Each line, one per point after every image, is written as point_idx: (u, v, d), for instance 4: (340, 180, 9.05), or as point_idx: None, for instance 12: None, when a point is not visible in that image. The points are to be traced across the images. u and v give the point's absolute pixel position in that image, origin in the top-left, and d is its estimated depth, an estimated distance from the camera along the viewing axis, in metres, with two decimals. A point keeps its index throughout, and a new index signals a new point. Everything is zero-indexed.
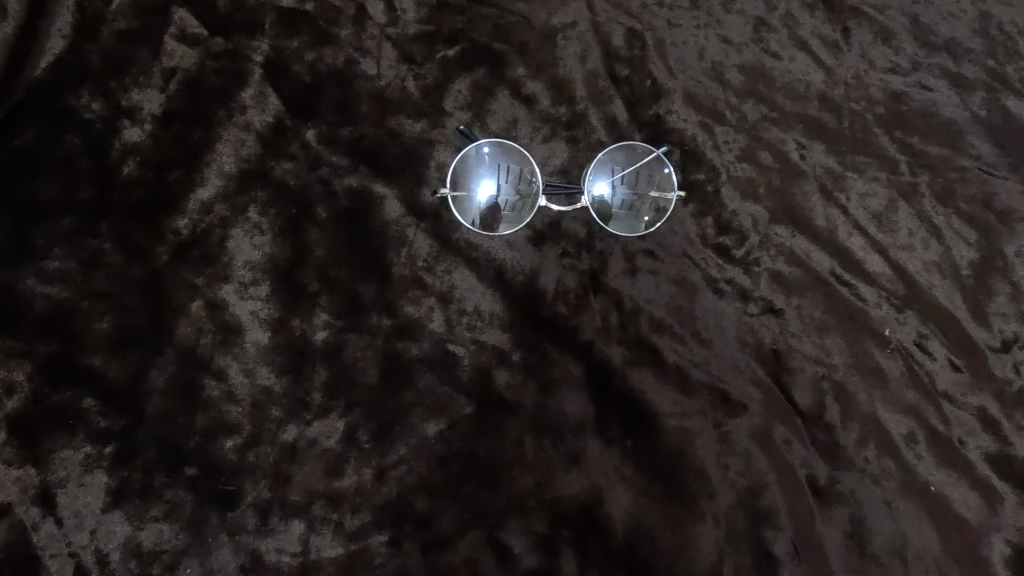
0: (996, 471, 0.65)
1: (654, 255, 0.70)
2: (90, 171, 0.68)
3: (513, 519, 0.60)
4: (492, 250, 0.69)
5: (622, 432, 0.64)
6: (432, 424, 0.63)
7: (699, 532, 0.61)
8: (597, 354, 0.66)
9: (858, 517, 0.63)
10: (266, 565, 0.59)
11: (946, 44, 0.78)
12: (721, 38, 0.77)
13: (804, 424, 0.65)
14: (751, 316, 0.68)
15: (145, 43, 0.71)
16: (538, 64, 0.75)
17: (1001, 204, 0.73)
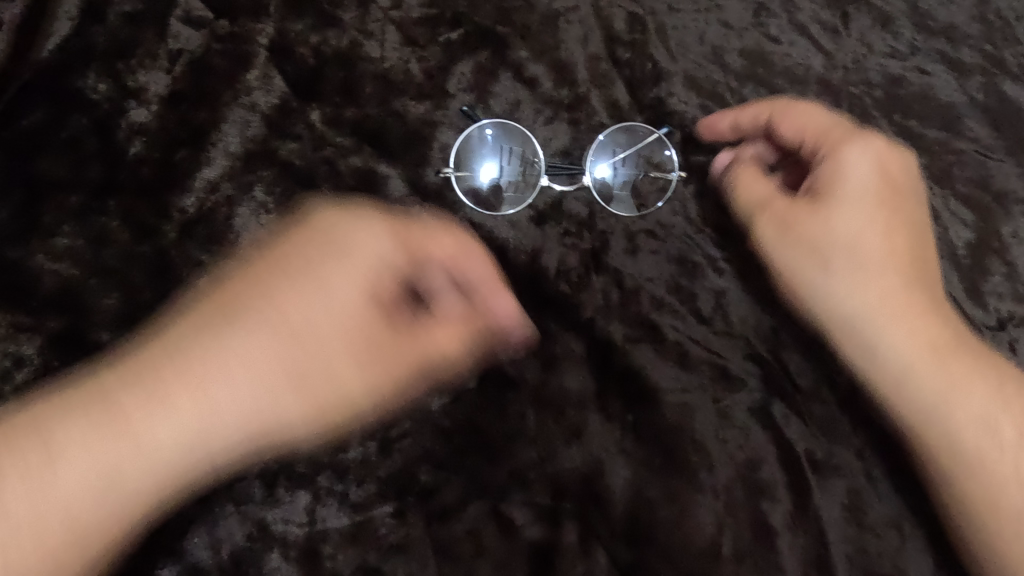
0: None
1: (654, 234, 0.71)
2: (97, 151, 0.69)
3: (516, 491, 0.61)
4: (495, 229, 0.70)
5: (623, 407, 0.65)
6: (436, 398, 0.63)
7: (699, 503, 0.62)
8: (599, 330, 0.67)
9: (854, 489, 0.64)
10: (273, 535, 0.60)
11: (944, 29, 0.79)
12: (722, 23, 0.77)
13: (801, 399, 0.66)
14: (749, 296, 0.69)
15: (151, 25, 0.72)
16: (540, 47, 0.75)
17: (996, 185, 0.76)
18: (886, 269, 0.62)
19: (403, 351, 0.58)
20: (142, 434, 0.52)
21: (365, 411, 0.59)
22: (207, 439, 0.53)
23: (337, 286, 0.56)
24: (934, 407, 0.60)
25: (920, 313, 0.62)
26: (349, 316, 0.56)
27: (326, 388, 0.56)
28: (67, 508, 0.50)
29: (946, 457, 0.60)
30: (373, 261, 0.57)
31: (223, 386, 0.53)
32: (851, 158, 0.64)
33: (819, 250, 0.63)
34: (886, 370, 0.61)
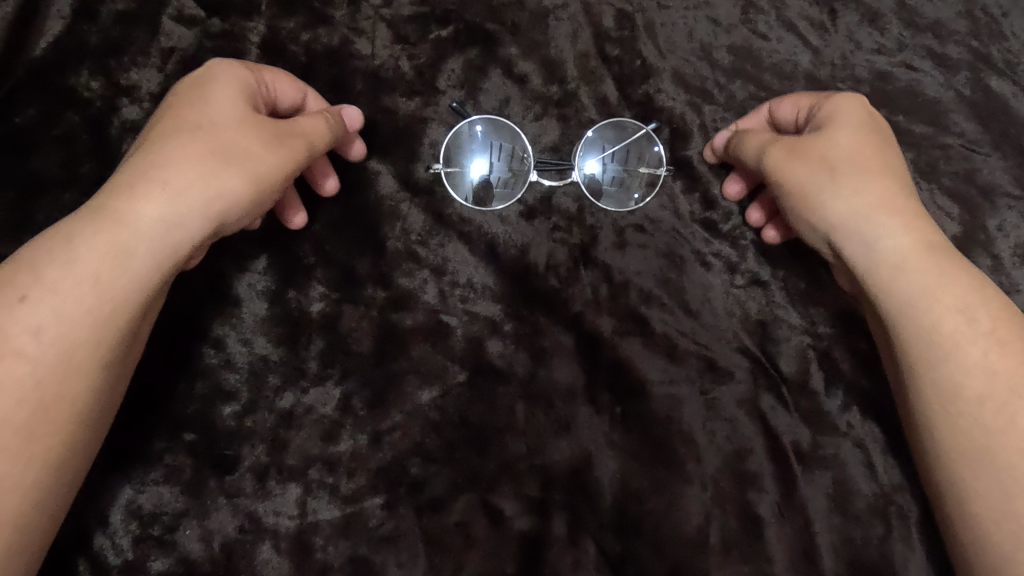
0: None
1: (643, 229, 0.71)
2: (90, 148, 0.70)
3: (505, 482, 0.62)
4: (485, 224, 0.70)
5: (612, 399, 0.65)
6: (425, 391, 0.64)
7: (686, 494, 0.62)
8: (588, 324, 0.67)
9: (842, 480, 0.64)
10: (265, 527, 0.61)
11: (931, 25, 0.80)
12: (711, 19, 0.78)
13: (789, 391, 0.66)
14: (738, 289, 0.69)
15: (143, 23, 0.73)
16: (530, 44, 0.76)
17: (983, 179, 0.77)
18: (883, 178, 0.59)
19: (285, 126, 0.58)
20: (130, 216, 0.52)
21: (262, 198, 0.56)
22: (160, 237, 0.53)
23: (212, 80, 0.58)
24: (910, 301, 0.56)
25: (900, 201, 0.59)
26: (231, 114, 0.56)
27: (243, 162, 0.55)
28: (60, 321, 0.50)
29: (923, 360, 0.55)
30: (238, 81, 0.59)
31: (153, 199, 0.53)
32: (838, 99, 0.64)
33: (827, 163, 0.60)
34: (881, 261, 0.57)
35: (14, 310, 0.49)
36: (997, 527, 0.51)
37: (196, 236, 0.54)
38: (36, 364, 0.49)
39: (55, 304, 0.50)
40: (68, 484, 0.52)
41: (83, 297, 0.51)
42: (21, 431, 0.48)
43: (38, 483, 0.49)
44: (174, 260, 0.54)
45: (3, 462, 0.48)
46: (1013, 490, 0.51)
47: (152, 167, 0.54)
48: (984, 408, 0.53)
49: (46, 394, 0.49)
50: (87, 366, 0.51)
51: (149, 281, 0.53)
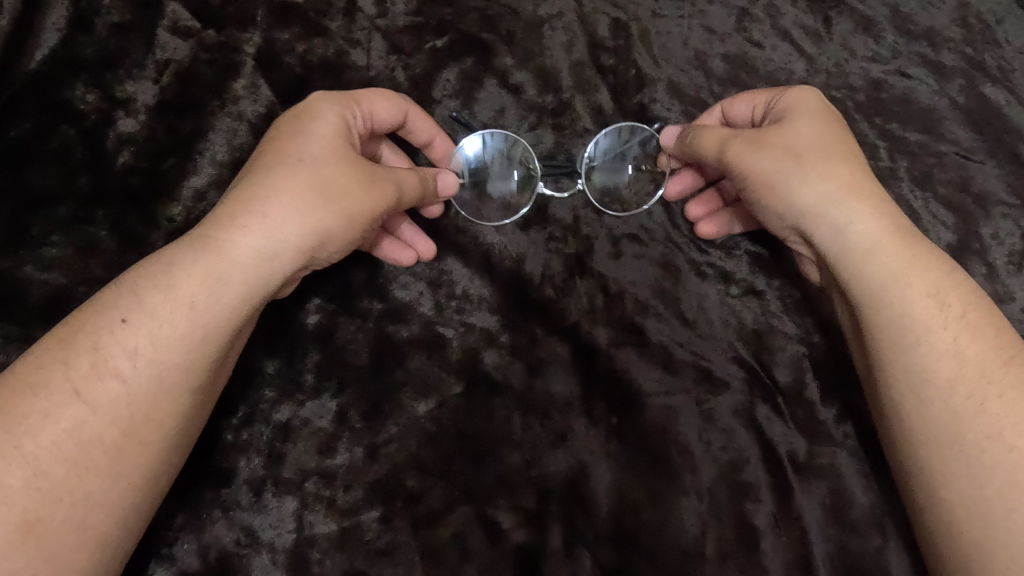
0: None
1: (638, 239, 0.71)
2: (86, 161, 0.70)
3: (501, 495, 0.62)
4: (480, 234, 0.70)
5: (607, 410, 0.65)
6: (422, 404, 0.64)
7: (682, 506, 0.62)
8: (583, 335, 0.67)
9: (839, 490, 0.63)
10: (261, 541, 0.60)
11: (925, 32, 0.80)
12: (705, 28, 0.78)
13: (785, 401, 0.66)
14: (733, 298, 0.69)
15: (139, 36, 0.74)
16: (525, 54, 0.76)
17: (977, 187, 0.77)
18: (846, 162, 0.60)
19: (382, 168, 0.60)
20: (229, 247, 0.54)
21: (354, 237, 0.58)
22: (256, 270, 0.55)
23: (316, 115, 0.60)
24: (879, 286, 0.57)
25: (862, 188, 0.59)
26: (329, 150, 0.58)
27: (339, 201, 0.56)
28: (154, 347, 0.52)
29: (894, 345, 0.56)
30: (339, 119, 0.61)
31: (252, 232, 0.55)
32: (795, 94, 0.66)
33: (793, 151, 0.60)
34: (853, 244, 0.58)
35: (115, 331, 0.51)
36: (963, 510, 0.52)
37: (286, 270, 0.56)
38: (127, 386, 0.51)
39: (152, 330, 0.52)
40: (150, 504, 0.53)
41: (178, 322, 0.52)
42: (110, 448, 0.50)
43: (122, 499, 0.51)
44: (264, 292, 0.56)
45: (91, 479, 0.49)
46: (982, 473, 0.52)
47: (253, 198, 0.55)
48: (953, 393, 0.54)
49: (135, 415, 0.51)
50: (174, 390, 0.52)
51: (240, 311, 0.55)
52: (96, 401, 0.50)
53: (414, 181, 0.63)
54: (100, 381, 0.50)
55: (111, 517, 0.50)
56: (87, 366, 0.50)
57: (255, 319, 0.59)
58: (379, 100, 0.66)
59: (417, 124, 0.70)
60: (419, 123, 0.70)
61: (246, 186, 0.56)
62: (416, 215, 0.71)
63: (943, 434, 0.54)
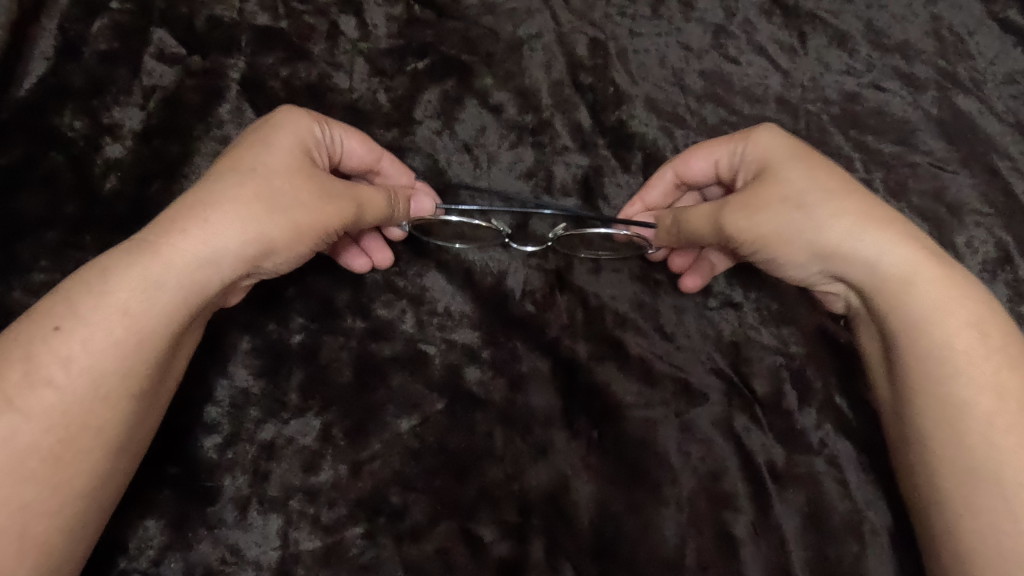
0: None
1: (617, 254, 0.73)
2: (74, 187, 0.71)
3: (482, 508, 0.62)
4: (461, 251, 0.71)
5: (588, 423, 0.65)
6: (404, 420, 0.64)
7: (662, 516, 0.62)
8: (564, 349, 0.68)
9: (817, 498, 0.64)
10: (247, 559, 0.60)
11: (898, 45, 0.83)
12: (681, 45, 0.81)
13: (763, 411, 0.67)
14: (711, 310, 0.71)
15: (125, 63, 0.76)
16: (504, 74, 0.78)
17: (951, 197, 0.78)
18: (848, 194, 0.62)
19: (341, 187, 0.63)
20: (166, 252, 0.57)
21: (301, 247, 0.61)
22: (189, 274, 0.57)
23: (283, 129, 0.65)
24: (924, 321, 0.59)
25: (889, 222, 0.62)
26: (287, 164, 0.62)
27: (292, 210, 0.60)
28: (89, 354, 0.54)
29: (933, 377, 0.58)
30: (303, 135, 0.65)
31: (189, 237, 0.57)
32: (758, 141, 0.67)
33: (799, 199, 0.62)
34: (887, 280, 0.60)
35: (50, 338, 0.54)
36: (995, 545, 0.54)
37: (224, 277, 0.59)
38: (61, 394, 0.53)
39: (85, 336, 0.54)
40: (98, 511, 0.55)
41: (111, 329, 0.55)
42: (46, 457, 0.52)
43: (64, 509, 0.53)
44: (201, 299, 0.58)
45: (29, 488, 0.51)
46: (1017, 509, 0.54)
47: (200, 201, 0.59)
48: (991, 432, 0.56)
49: (71, 422, 0.53)
50: (112, 398, 0.55)
51: (174, 317, 0.57)
52: (29, 408, 0.52)
53: (377, 197, 0.66)
54: (32, 389, 0.53)
55: (57, 523, 0.52)
56: (20, 374, 0.53)
57: (203, 321, 0.62)
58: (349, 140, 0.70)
59: (391, 169, 0.73)
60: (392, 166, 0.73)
61: (191, 195, 0.59)
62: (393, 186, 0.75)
63: (979, 459, 0.56)
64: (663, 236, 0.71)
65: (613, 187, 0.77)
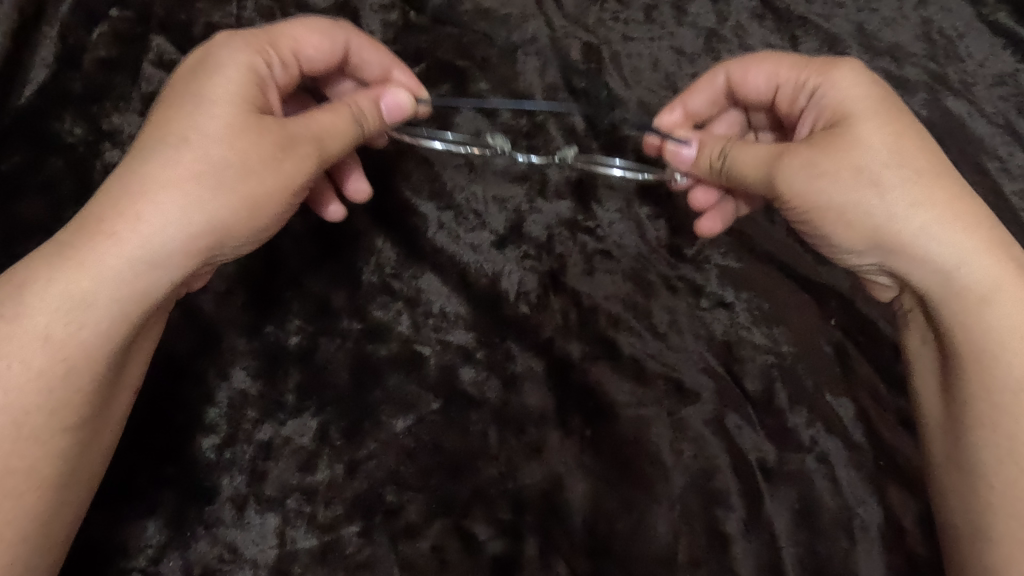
0: None
1: (610, 255, 0.74)
2: (73, 191, 0.72)
3: (477, 506, 0.62)
4: (457, 253, 0.73)
5: (582, 422, 0.66)
6: (400, 420, 0.65)
7: (655, 514, 0.63)
8: (558, 350, 0.69)
9: (807, 495, 0.64)
10: (244, 557, 0.61)
11: (889, 48, 0.88)
12: (674, 49, 0.85)
13: (754, 410, 0.68)
14: (703, 311, 0.72)
15: (125, 70, 0.78)
16: (500, 79, 0.81)
17: None
18: (932, 182, 0.58)
19: (303, 134, 0.58)
20: (93, 261, 0.53)
21: (265, 212, 0.57)
22: (125, 283, 0.54)
23: (219, 75, 0.57)
24: (1001, 343, 0.57)
25: (973, 216, 0.58)
26: (224, 124, 0.55)
27: (240, 183, 0.55)
28: (13, 390, 0.52)
29: (994, 382, 0.57)
30: (245, 72, 0.57)
31: (120, 238, 0.53)
32: (841, 84, 0.61)
33: (878, 176, 0.57)
34: (967, 292, 0.57)
35: None
36: None
37: (172, 277, 0.55)
38: None
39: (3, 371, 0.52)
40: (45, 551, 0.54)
41: (35, 359, 0.53)
42: None
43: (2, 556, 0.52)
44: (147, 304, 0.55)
45: None
46: None
47: (128, 193, 0.54)
48: None
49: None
50: (45, 434, 0.53)
51: (112, 333, 0.54)
52: None
53: (346, 127, 0.61)
54: None
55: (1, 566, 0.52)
56: None
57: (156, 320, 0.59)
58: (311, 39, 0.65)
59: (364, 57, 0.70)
60: (366, 54, 0.70)
61: (118, 182, 0.54)
62: (391, 183, 0.76)
63: None
64: (703, 163, 0.67)
65: (607, 190, 0.77)
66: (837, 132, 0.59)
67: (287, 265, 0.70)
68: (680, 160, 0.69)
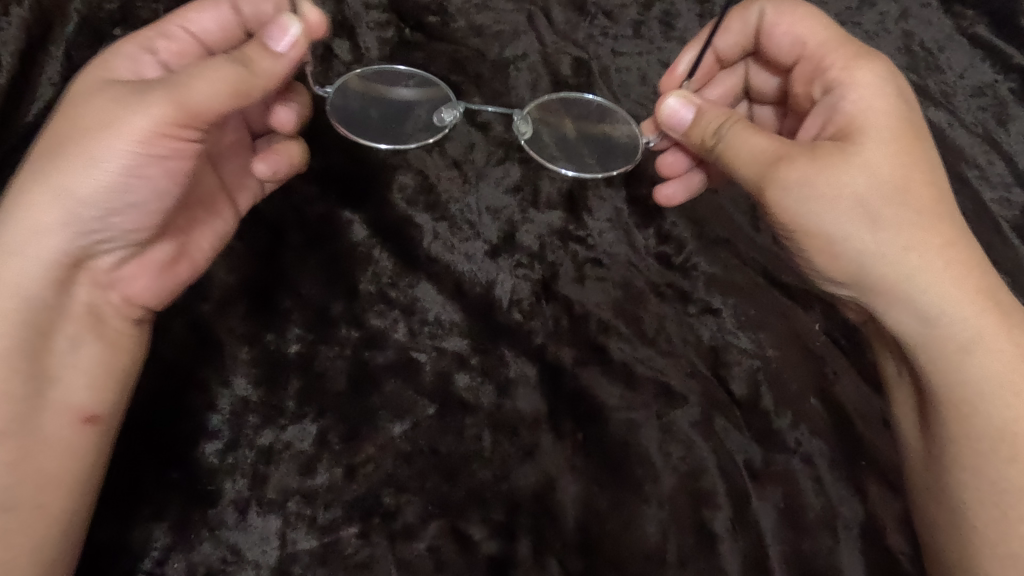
0: None
1: (600, 264, 0.77)
2: None
3: (472, 508, 0.64)
4: (452, 262, 0.75)
5: (573, 425, 0.68)
6: (397, 425, 0.67)
7: (644, 514, 0.64)
8: (550, 355, 0.71)
9: (792, 494, 0.66)
10: (247, 559, 0.62)
11: None
12: (662, 62, 0.91)
13: (741, 413, 0.70)
14: (691, 316, 0.74)
15: None
16: (492, 93, 0.87)
17: None
18: (926, 224, 0.59)
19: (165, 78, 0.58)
20: None
21: (109, 158, 0.59)
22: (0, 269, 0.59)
23: (89, 73, 0.63)
24: (982, 394, 0.59)
25: (967, 266, 0.59)
26: (72, 104, 0.60)
27: (89, 138, 0.58)
28: None
29: (972, 427, 0.59)
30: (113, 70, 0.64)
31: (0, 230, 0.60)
32: (860, 103, 0.62)
33: (871, 208, 0.58)
34: (950, 341, 0.59)
35: None
36: None
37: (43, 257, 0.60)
38: None
39: None
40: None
41: None
42: None
43: None
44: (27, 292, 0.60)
45: None
46: None
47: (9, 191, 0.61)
48: None
49: None
50: None
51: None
52: None
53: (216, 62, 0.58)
54: None
55: None
56: None
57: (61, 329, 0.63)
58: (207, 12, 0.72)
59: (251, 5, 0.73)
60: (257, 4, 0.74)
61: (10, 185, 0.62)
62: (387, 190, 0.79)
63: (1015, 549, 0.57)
64: (696, 137, 0.68)
65: (596, 200, 0.80)
66: (842, 148, 0.60)
67: (288, 276, 0.73)
68: (676, 125, 0.70)
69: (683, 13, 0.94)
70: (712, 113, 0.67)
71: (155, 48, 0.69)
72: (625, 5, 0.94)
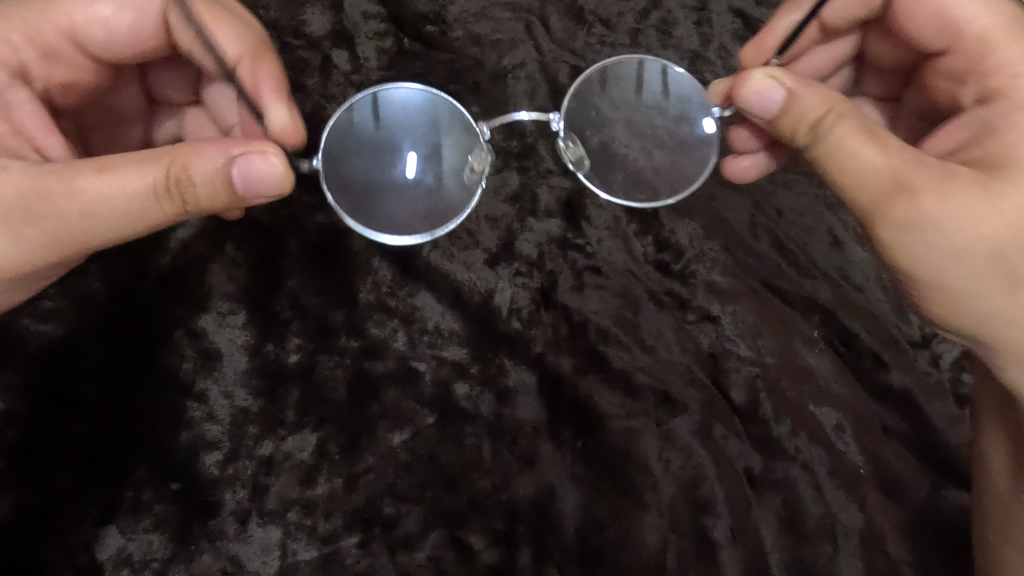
0: (956, 465, 0.70)
1: (599, 271, 0.77)
2: None
3: (473, 518, 0.64)
4: (451, 271, 0.75)
5: (573, 434, 0.68)
6: (397, 434, 0.67)
7: (644, 523, 0.64)
8: (549, 364, 0.71)
9: (792, 501, 0.67)
10: (247, 570, 0.63)
11: None
12: None
13: (741, 421, 0.70)
14: (690, 324, 0.75)
15: None
16: (490, 103, 0.88)
17: None
18: None
19: (60, 203, 0.55)
20: None
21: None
22: None
23: None
24: None
25: None
26: None
27: None
28: None
29: None
30: None
31: None
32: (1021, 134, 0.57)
33: (1000, 257, 0.54)
34: None
35: None
36: None
37: None
38: None
39: None
40: None
41: None
42: None
43: None
44: None
45: None
46: None
47: None
48: None
49: None
50: None
51: None
52: None
53: (134, 195, 0.55)
54: None
55: None
56: None
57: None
58: (113, 9, 0.67)
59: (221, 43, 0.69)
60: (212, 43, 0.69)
61: None
62: None
63: None
64: (787, 130, 0.60)
65: (595, 208, 0.80)
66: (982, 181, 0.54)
67: (287, 287, 0.73)
68: (761, 107, 0.61)
69: (680, 21, 0.94)
70: (808, 100, 0.58)
71: (24, 62, 0.65)
72: (622, 14, 0.94)
